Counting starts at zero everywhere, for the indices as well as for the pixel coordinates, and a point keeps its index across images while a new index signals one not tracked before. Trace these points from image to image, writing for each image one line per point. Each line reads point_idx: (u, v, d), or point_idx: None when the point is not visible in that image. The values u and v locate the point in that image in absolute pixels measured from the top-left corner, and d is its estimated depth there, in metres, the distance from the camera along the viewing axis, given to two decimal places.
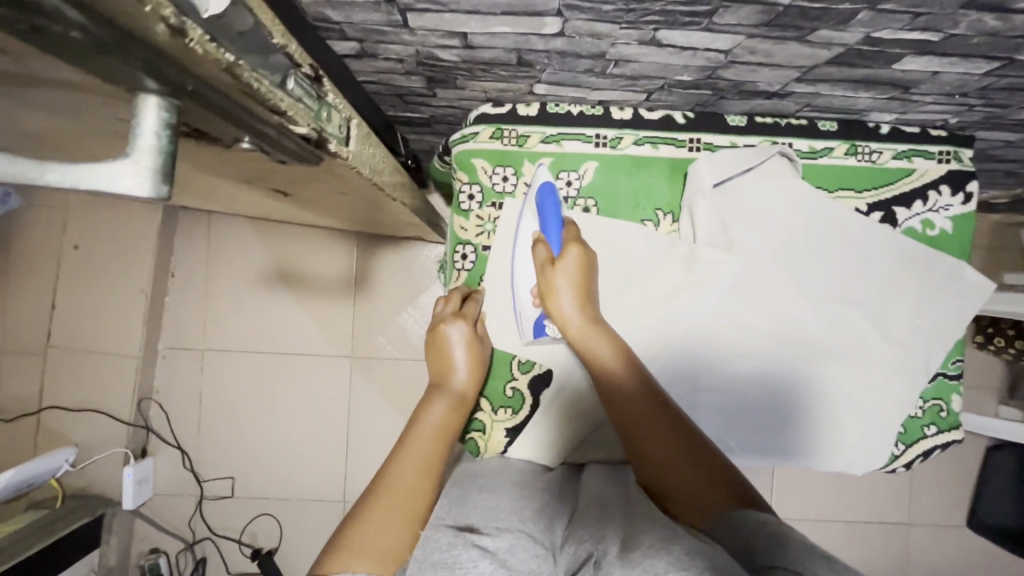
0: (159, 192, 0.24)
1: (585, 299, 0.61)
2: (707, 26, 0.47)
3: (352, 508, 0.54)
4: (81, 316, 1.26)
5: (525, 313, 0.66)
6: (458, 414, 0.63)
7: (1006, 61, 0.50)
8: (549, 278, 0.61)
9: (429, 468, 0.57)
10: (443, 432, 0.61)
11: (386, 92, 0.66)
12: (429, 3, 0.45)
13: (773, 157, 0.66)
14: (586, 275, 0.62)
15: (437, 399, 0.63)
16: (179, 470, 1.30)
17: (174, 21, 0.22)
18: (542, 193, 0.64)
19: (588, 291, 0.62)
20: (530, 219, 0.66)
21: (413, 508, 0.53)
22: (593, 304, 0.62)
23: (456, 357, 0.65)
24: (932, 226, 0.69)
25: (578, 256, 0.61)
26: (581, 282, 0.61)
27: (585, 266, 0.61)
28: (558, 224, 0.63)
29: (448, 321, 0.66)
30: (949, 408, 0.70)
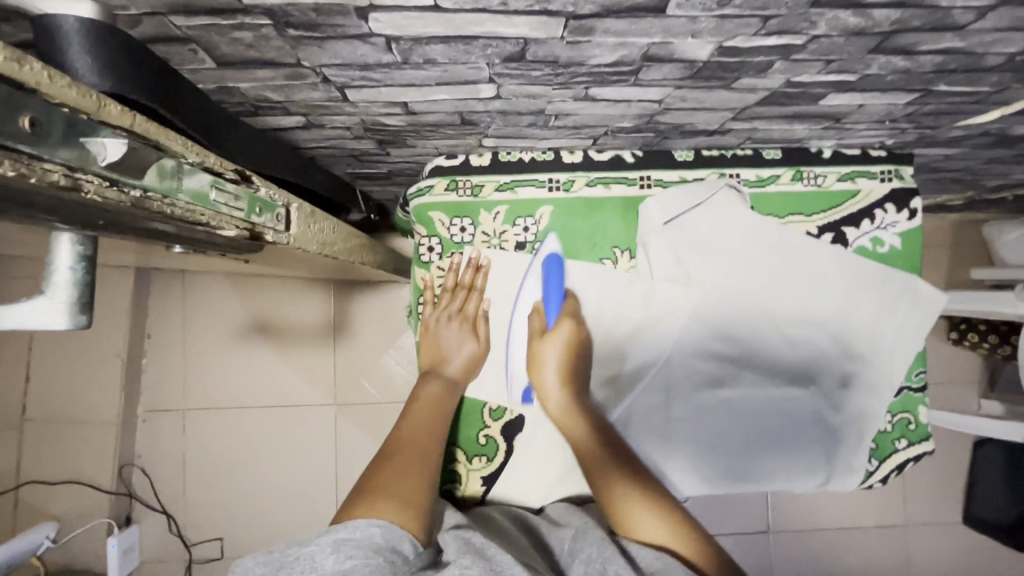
0: (78, 320, 0.26)
1: (574, 379, 0.67)
2: (635, 82, 0.48)
3: (365, 472, 0.56)
4: (57, 386, 1.24)
5: (517, 375, 0.69)
6: (452, 396, 0.66)
7: (925, 92, 0.52)
8: (539, 349, 0.66)
9: (430, 438, 0.61)
10: (439, 408, 0.64)
11: (340, 155, 0.67)
12: (365, 81, 0.47)
13: (722, 190, 0.68)
14: (575, 352, 0.67)
15: (431, 377, 0.66)
16: (165, 535, 1.27)
17: (66, 180, 0.22)
18: (547, 265, 0.68)
19: (577, 369, 0.67)
20: (533, 285, 0.68)
21: (423, 475, 0.56)
22: (578, 384, 0.67)
23: (451, 347, 0.68)
24: (881, 243, 0.71)
25: (570, 334, 0.66)
26: (571, 356, 0.67)
27: (575, 344, 0.67)
28: (559, 298, 0.68)
29: (444, 317, 0.69)
30: (918, 420, 0.71)
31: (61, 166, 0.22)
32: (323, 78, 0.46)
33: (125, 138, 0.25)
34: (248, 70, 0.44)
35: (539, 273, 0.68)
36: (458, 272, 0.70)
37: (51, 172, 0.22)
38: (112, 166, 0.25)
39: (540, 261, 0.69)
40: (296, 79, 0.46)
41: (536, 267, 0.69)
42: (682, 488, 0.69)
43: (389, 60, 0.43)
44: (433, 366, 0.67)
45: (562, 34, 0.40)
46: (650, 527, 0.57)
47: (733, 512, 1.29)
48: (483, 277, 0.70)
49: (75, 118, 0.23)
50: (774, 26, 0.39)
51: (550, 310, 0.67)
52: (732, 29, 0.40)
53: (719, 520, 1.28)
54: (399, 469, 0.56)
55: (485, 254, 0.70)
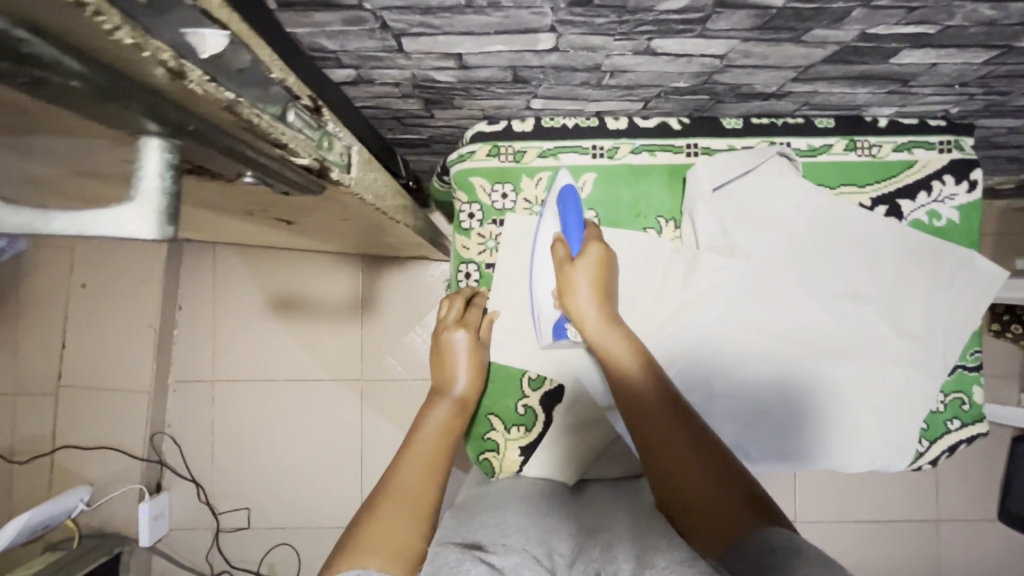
0: (165, 234, 0.24)
1: (609, 303, 0.60)
2: (700, 32, 0.47)
3: (358, 517, 0.53)
4: (91, 354, 1.26)
5: (545, 315, 0.65)
6: (460, 418, 0.64)
7: (1006, 49, 0.49)
8: (568, 275, 0.60)
9: (435, 471, 0.58)
10: (445, 435, 0.62)
11: (383, 117, 0.66)
12: (423, 27, 0.46)
13: (771, 159, 0.66)
14: (607, 274, 0.61)
15: (439, 403, 0.64)
16: (194, 503, 1.29)
17: (174, 64, 0.20)
18: (563, 195, 0.63)
19: (609, 289, 0.61)
20: (552, 220, 0.64)
21: (421, 514, 0.54)
22: (614, 306, 0.60)
23: (457, 356, 0.65)
24: (938, 217, 0.69)
25: (598, 254, 0.60)
26: (602, 281, 0.60)
27: (605, 264, 0.61)
28: (579, 226, 0.62)
29: (450, 329, 0.66)
30: (972, 401, 0.69)
31: (170, 49, 0.20)
32: (381, 24, 0.45)
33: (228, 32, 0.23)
34: (308, 13, 0.43)
35: (555, 207, 0.64)
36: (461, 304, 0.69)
37: (163, 51, 0.19)
38: (212, 61, 0.23)
39: (555, 196, 0.64)
40: (354, 25, 0.45)
41: (551, 201, 0.64)
42: None
43: (451, 3, 0.42)
44: (441, 385, 0.65)
45: None
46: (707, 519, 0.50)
47: None
48: (483, 296, 0.69)
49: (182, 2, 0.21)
50: None
51: (572, 238, 0.62)
52: None
53: None
54: (394, 510, 0.53)
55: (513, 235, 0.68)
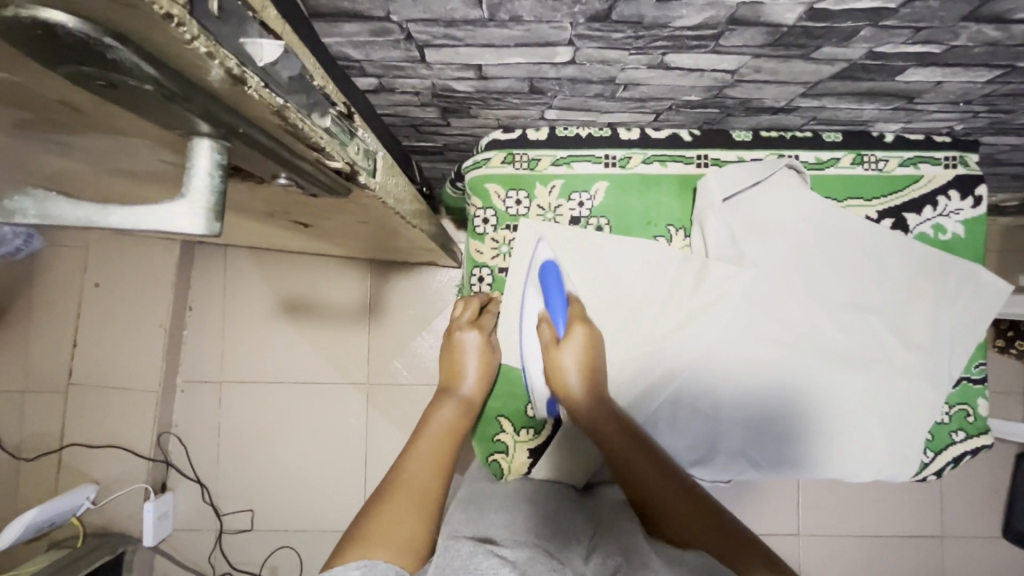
0: (213, 229, 0.26)
1: (596, 380, 0.63)
2: (713, 48, 0.48)
3: (364, 509, 0.55)
4: (102, 353, 1.28)
5: (536, 391, 0.68)
6: (466, 418, 0.65)
7: (1009, 69, 0.51)
8: (557, 358, 0.63)
9: (441, 468, 0.59)
10: (451, 433, 0.63)
11: (401, 124, 0.68)
12: (446, 39, 0.47)
13: (780, 170, 0.67)
14: (593, 352, 0.64)
15: (446, 401, 0.65)
16: (198, 503, 1.30)
17: (236, 70, 0.22)
18: (545, 271, 0.66)
19: (597, 368, 0.64)
20: (536, 296, 0.67)
21: (427, 510, 0.55)
22: (601, 382, 0.63)
23: (466, 357, 0.66)
24: (944, 231, 0.70)
25: (583, 336, 0.63)
26: (588, 361, 0.63)
27: (591, 343, 0.63)
28: (563, 303, 0.65)
29: (463, 330, 0.67)
30: (977, 413, 0.69)
31: (234, 56, 0.22)
32: (407, 35, 0.47)
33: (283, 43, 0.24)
34: (338, 24, 0.45)
35: (539, 282, 0.67)
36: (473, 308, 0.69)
37: (229, 59, 0.21)
38: (267, 67, 0.24)
39: (536, 269, 0.68)
40: (381, 36, 0.47)
41: (534, 278, 0.68)
42: (730, 472, 0.68)
43: (475, 17, 0.44)
44: (449, 384, 0.66)
45: None
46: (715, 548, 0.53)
47: (765, 513, 1.27)
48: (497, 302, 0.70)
49: (244, 13, 0.22)
50: None
51: (557, 318, 0.65)
52: None
53: (750, 519, 1.26)
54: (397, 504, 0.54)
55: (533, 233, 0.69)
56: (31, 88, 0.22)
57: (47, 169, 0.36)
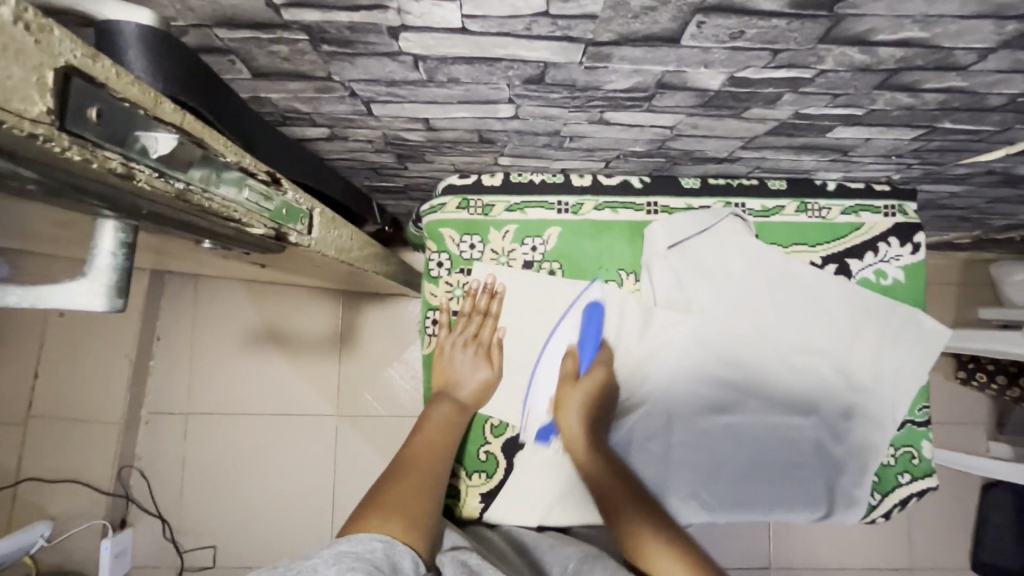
0: (115, 305, 0.26)
1: (597, 433, 0.67)
2: (648, 107, 0.50)
3: (369, 493, 0.56)
4: (63, 384, 1.25)
5: (533, 417, 0.69)
6: (460, 421, 0.66)
7: (930, 128, 0.54)
8: (567, 394, 0.68)
9: (438, 461, 0.61)
10: (446, 433, 0.65)
11: (359, 168, 0.69)
12: (390, 96, 0.49)
13: (726, 219, 0.69)
14: (602, 398, 0.68)
15: (442, 398, 0.67)
16: (159, 539, 1.26)
17: (124, 169, 0.22)
18: (590, 311, 0.69)
19: (602, 412, 0.68)
20: (569, 330, 0.69)
21: (426, 494, 0.57)
22: (601, 429, 0.67)
23: (462, 368, 0.68)
24: (885, 276, 0.72)
25: (603, 383, 0.67)
26: (597, 408, 0.67)
27: (605, 391, 0.68)
28: (593, 348, 0.69)
29: (461, 341, 0.69)
30: (922, 455, 0.71)
31: (119, 155, 0.22)
32: (351, 92, 0.48)
33: (180, 133, 0.25)
34: (282, 81, 0.46)
35: (579, 318, 0.69)
36: (475, 297, 0.70)
37: (111, 160, 0.22)
38: (163, 159, 0.25)
39: (580, 308, 0.69)
40: (325, 93, 0.48)
41: (576, 311, 0.69)
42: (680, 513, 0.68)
43: (415, 78, 0.45)
44: (445, 389, 0.68)
45: (581, 59, 0.42)
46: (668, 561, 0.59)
47: (736, 546, 1.26)
48: (498, 305, 0.70)
49: (137, 113, 0.23)
50: (783, 60, 0.41)
51: (585, 356, 0.69)
52: (743, 61, 0.41)
53: (721, 554, 1.25)
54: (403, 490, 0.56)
55: (500, 280, 0.70)
56: None
57: None
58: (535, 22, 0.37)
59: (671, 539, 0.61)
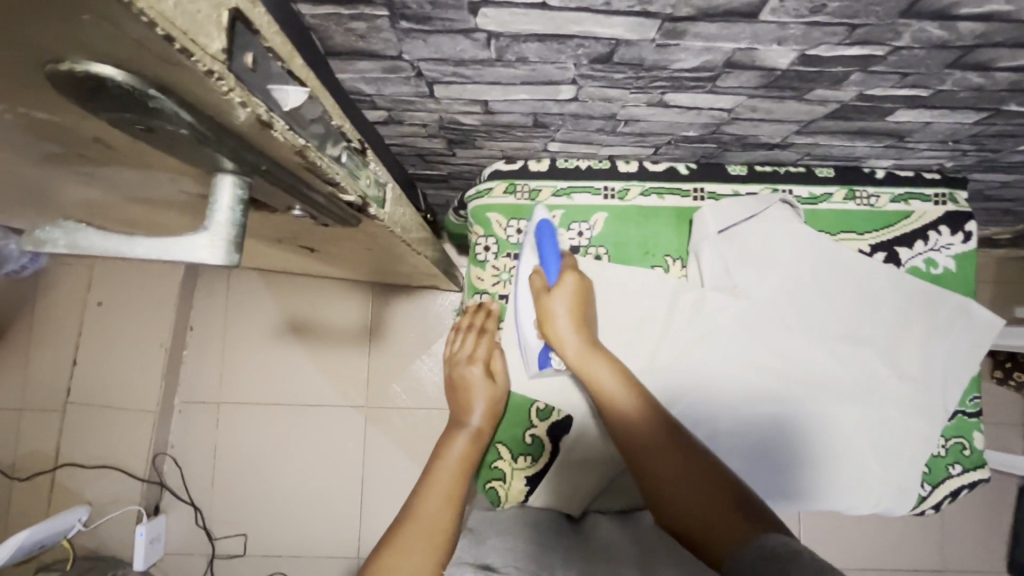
0: (230, 260, 0.27)
1: (586, 333, 0.62)
2: (711, 89, 0.50)
3: (380, 542, 0.57)
4: (100, 371, 1.28)
5: (530, 346, 0.67)
6: (476, 449, 0.66)
7: (994, 111, 0.53)
8: (548, 304, 0.63)
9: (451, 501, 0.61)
10: (463, 466, 0.64)
11: (408, 154, 0.70)
12: (454, 76, 0.50)
13: (775, 205, 0.68)
14: (583, 302, 0.64)
15: (459, 432, 0.66)
16: (191, 526, 1.28)
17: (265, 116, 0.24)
18: (540, 230, 0.66)
19: (587, 318, 0.64)
20: (530, 255, 0.67)
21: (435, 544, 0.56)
22: (592, 330, 0.63)
23: (469, 391, 0.68)
24: (935, 264, 0.71)
25: (575, 285, 0.63)
26: (581, 311, 0.63)
27: (583, 294, 0.64)
28: (557, 258, 0.65)
29: (462, 364, 0.70)
30: (973, 446, 0.70)
31: (263, 106, 0.23)
32: (417, 73, 0.49)
33: (305, 87, 0.27)
34: (353, 61, 0.47)
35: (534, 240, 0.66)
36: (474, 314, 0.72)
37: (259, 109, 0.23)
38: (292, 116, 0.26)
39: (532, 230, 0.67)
40: (392, 72, 0.49)
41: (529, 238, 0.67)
42: None
43: (484, 57, 0.46)
44: (457, 418, 0.68)
45: (654, 36, 0.42)
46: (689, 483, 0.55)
47: None
48: (495, 318, 0.71)
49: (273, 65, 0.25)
50: (859, 36, 0.41)
51: (551, 269, 0.64)
52: (817, 38, 0.41)
53: None
54: (410, 539, 0.56)
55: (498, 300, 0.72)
56: (69, 124, 0.24)
57: (72, 192, 0.37)
58: None
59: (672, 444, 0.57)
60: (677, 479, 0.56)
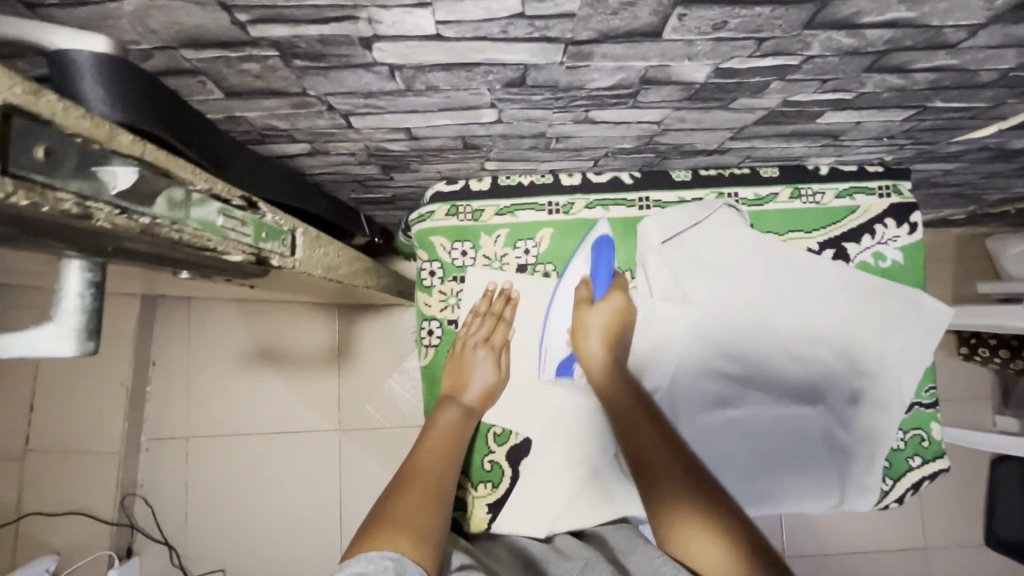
0: (85, 347, 0.27)
1: (619, 353, 0.66)
2: (634, 104, 0.49)
3: (376, 503, 0.55)
4: (60, 415, 1.24)
5: (553, 351, 0.69)
6: (469, 423, 0.65)
7: (921, 108, 0.53)
8: (585, 315, 0.67)
9: (445, 468, 0.60)
10: (455, 436, 0.63)
11: (344, 180, 0.68)
12: (368, 108, 0.48)
13: (719, 210, 0.68)
14: (622, 323, 0.67)
15: (448, 402, 0.65)
16: (167, 567, 1.24)
17: (78, 208, 0.23)
18: (599, 243, 0.69)
19: (622, 336, 0.67)
20: (583, 263, 0.69)
21: (434, 505, 0.55)
22: (621, 352, 0.66)
23: (469, 367, 0.66)
24: (884, 258, 0.71)
25: (619, 305, 0.67)
26: (617, 328, 0.66)
27: (622, 314, 0.67)
28: (608, 277, 0.69)
29: (469, 344, 0.67)
30: (931, 437, 0.70)
31: (73, 196, 0.23)
32: (328, 106, 0.47)
33: (136, 165, 0.26)
34: (256, 100, 0.45)
35: (589, 252, 0.69)
36: (490, 300, 0.69)
37: (65, 201, 0.22)
38: (122, 195, 0.25)
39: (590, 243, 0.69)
40: (303, 108, 0.47)
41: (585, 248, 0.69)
42: None
43: (393, 88, 0.44)
44: (452, 392, 0.66)
45: (561, 59, 0.40)
46: (709, 537, 0.52)
47: None
48: (513, 307, 0.69)
49: (89, 146, 0.24)
50: (769, 48, 0.40)
51: (599, 282, 0.68)
52: (728, 52, 0.40)
53: None
54: (409, 500, 0.55)
55: (517, 287, 0.69)
56: None
57: None
58: (511, 24, 0.36)
59: (703, 505, 0.55)
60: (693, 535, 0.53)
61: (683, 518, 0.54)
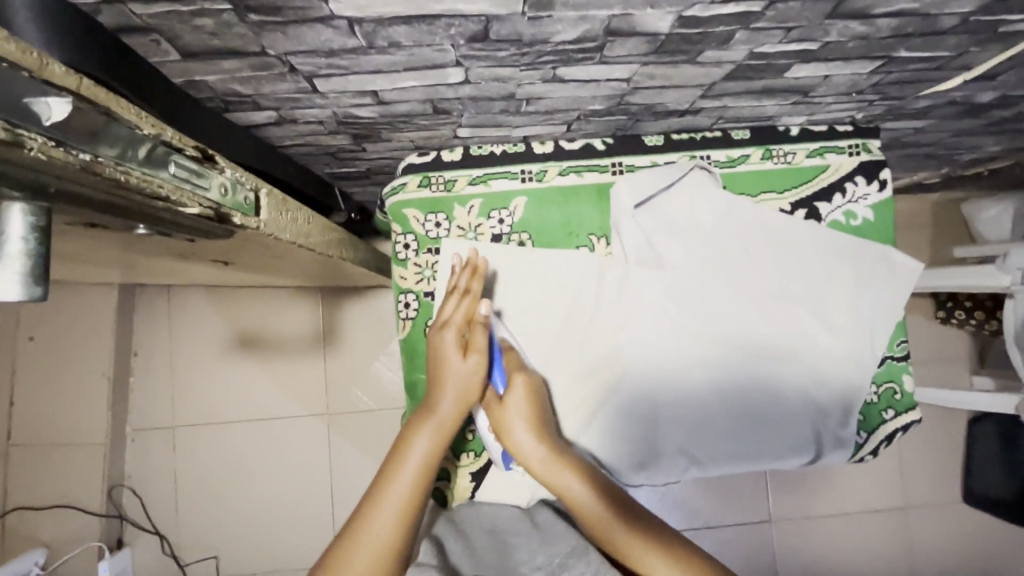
0: (31, 290, 0.31)
1: (547, 434, 0.62)
2: (601, 59, 0.49)
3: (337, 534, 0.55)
4: (41, 408, 1.22)
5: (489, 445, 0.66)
6: (444, 438, 0.60)
7: (887, 59, 0.53)
8: (500, 416, 0.62)
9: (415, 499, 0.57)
10: (430, 460, 0.59)
11: (315, 153, 0.67)
12: (332, 68, 0.47)
13: (691, 172, 0.68)
14: (536, 401, 0.63)
15: (423, 425, 0.60)
16: (158, 556, 1.24)
17: (9, 136, 0.24)
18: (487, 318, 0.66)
19: (543, 415, 0.63)
20: None
21: (394, 548, 0.54)
22: (551, 431, 0.62)
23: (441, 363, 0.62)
24: (854, 216, 0.72)
25: (524, 386, 0.63)
26: (535, 411, 0.62)
27: (532, 394, 0.63)
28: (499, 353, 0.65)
29: (440, 329, 0.63)
30: (903, 390, 0.71)
31: (4, 121, 0.24)
32: (290, 68, 0.46)
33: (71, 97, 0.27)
34: (215, 62, 0.44)
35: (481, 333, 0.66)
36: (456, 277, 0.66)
37: None
38: (57, 126, 0.27)
39: None
40: (264, 71, 0.46)
41: None
42: (670, 473, 0.68)
43: (354, 45, 0.44)
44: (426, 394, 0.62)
45: (523, 9, 0.40)
46: (660, 564, 0.54)
47: (735, 503, 1.28)
48: (480, 280, 0.65)
49: (23, 76, 0.25)
50: None
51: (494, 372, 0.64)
52: None
53: (721, 511, 1.27)
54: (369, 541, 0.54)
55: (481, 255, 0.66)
56: None
57: None
58: None
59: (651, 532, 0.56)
60: (648, 566, 0.54)
61: (628, 542, 0.56)
